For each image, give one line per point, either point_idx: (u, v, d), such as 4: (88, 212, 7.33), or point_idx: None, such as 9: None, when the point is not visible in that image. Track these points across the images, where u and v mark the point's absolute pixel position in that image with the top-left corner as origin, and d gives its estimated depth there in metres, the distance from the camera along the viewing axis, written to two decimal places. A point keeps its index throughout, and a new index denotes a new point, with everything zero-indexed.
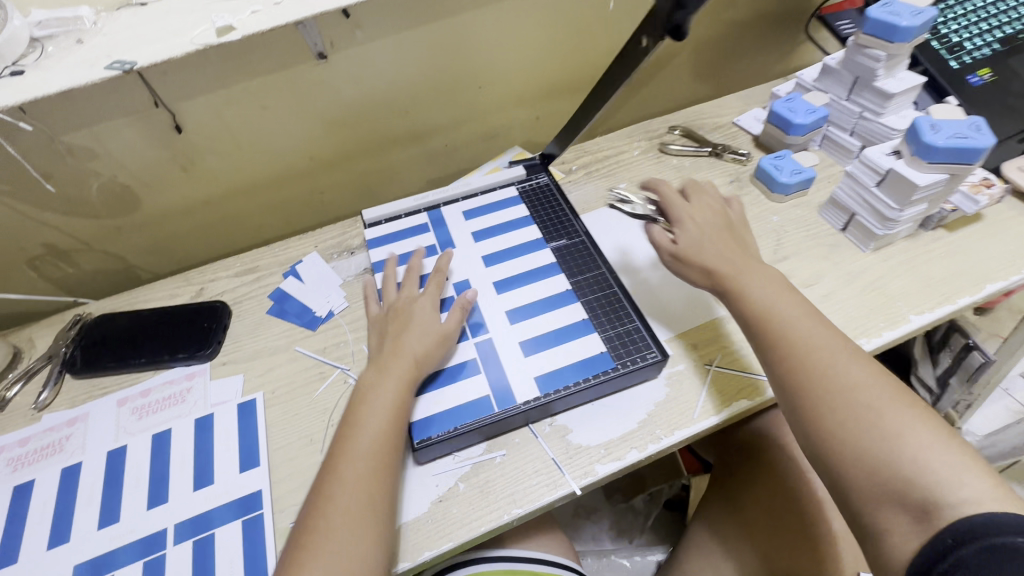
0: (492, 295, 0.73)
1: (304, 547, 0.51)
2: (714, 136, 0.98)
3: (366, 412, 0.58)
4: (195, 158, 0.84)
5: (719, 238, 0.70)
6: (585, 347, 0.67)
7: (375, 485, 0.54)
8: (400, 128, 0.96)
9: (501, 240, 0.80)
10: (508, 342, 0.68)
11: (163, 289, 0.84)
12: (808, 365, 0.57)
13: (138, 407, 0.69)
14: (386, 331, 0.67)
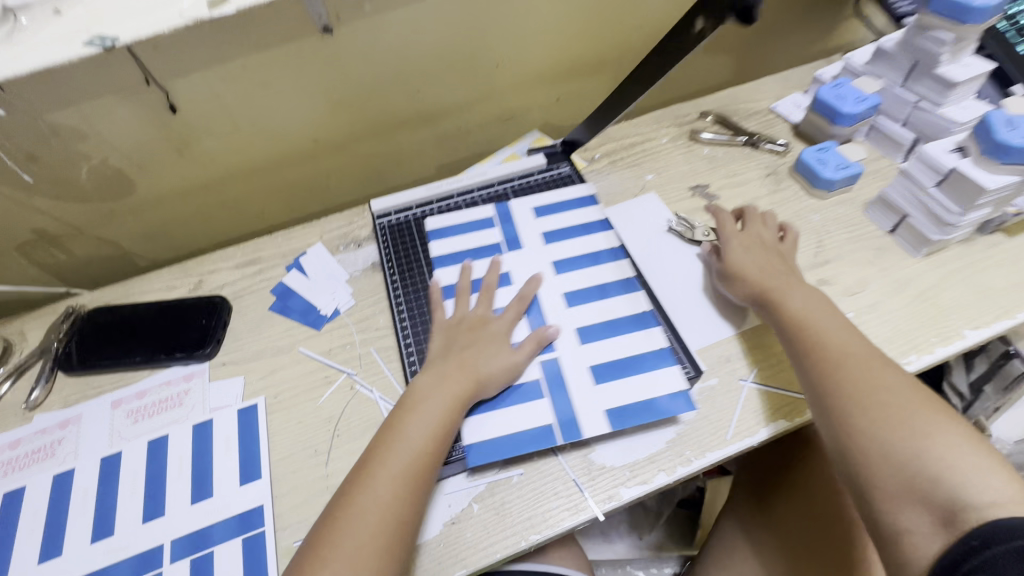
0: (563, 309, 0.67)
1: (318, 558, 0.48)
2: (750, 123, 0.91)
3: (410, 424, 0.55)
4: (191, 140, 0.78)
5: (766, 259, 0.67)
6: (667, 381, 0.61)
7: (404, 507, 0.51)
8: (411, 108, 0.89)
9: (576, 246, 0.74)
10: (575, 365, 0.63)
11: (159, 281, 0.79)
12: (841, 378, 0.53)
13: (134, 411, 0.65)
14: (454, 339, 0.64)
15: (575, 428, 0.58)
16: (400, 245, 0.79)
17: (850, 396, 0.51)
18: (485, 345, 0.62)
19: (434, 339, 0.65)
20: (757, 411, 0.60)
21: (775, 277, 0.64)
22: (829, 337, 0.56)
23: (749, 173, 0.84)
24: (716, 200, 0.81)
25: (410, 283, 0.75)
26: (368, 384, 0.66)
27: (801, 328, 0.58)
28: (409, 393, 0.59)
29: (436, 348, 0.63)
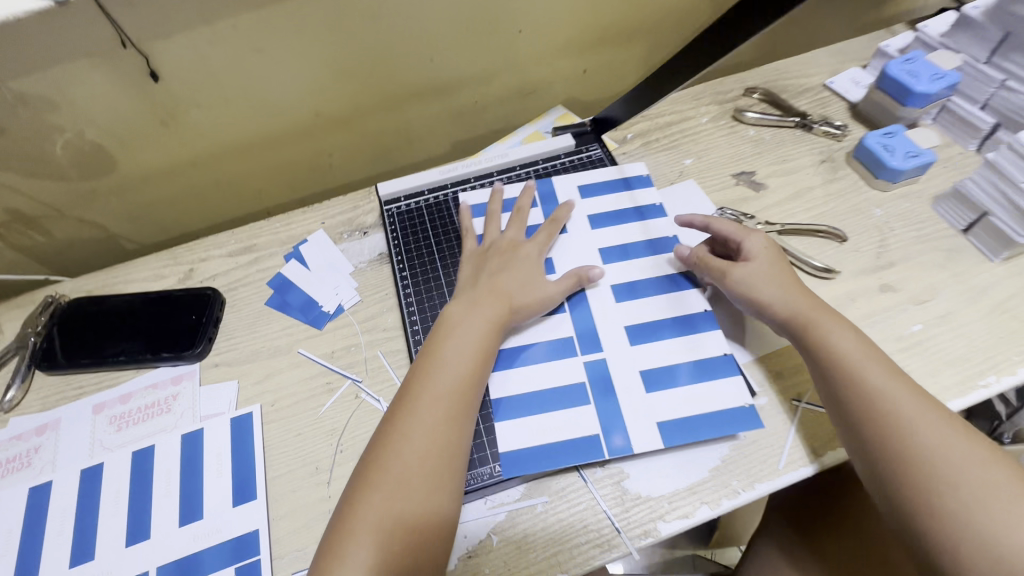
0: (609, 302, 0.62)
1: (368, 487, 0.47)
2: (802, 102, 0.81)
3: (446, 351, 0.55)
4: (177, 112, 0.69)
5: (795, 286, 0.57)
6: (728, 391, 0.55)
7: (450, 432, 0.50)
8: (422, 79, 0.79)
9: (621, 230, 0.68)
10: (622, 368, 0.57)
11: (146, 269, 0.72)
12: (905, 466, 0.46)
13: (117, 417, 0.59)
14: (485, 265, 0.63)
15: (623, 440, 0.53)
16: (411, 234, 0.71)
17: (916, 493, 0.45)
18: (517, 271, 0.62)
19: (463, 267, 0.65)
20: (812, 437, 0.53)
21: (813, 315, 0.54)
22: (876, 404, 0.49)
23: (801, 159, 0.75)
24: (764, 189, 0.72)
25: (423, 277, 0.67)
26: (374, 393, 0.59)
27: (844, 397, 0.50)
28: (441, 321, 0.59)
29: (466, 275, 0.63)
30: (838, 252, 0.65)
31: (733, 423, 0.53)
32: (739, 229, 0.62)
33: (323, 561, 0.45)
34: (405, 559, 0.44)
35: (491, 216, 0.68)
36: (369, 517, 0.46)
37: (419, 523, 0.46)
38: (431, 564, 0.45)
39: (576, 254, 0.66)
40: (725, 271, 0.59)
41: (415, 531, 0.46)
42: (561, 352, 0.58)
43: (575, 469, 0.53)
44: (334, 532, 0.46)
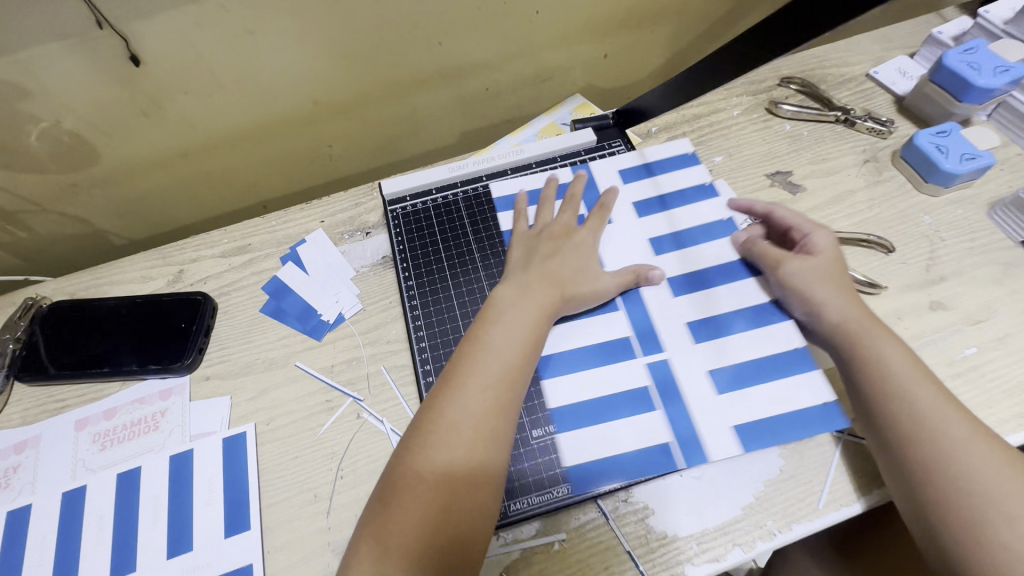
0: (667, 298, 0.59)
1: (410, 470, 0.45)
2: (842, 93, 0.74)
3: (493, 335, 0.52)
4: (163, 100, 0.64)
5: (851, 291, 0.54)
6: (808, 391, 0.52)
7: (496, 425, 0.47)
8: (430, 64, 0.73)
9: (681, 218, 0.65)
10: (689, 370, 0.54)
11: (133, 270, 0.67)
12: (950, 492, 0.42)
13: (102, 434, 0.55)
14: (536, 249, 0.60)
15: (698, 449, 0.50)
16: (417, 238, 0.66)
17: (960, 521, 0.41)
18: (571, 256, 0.59)
19: (513, 249, 0.61)
20: (854, 474, 0.49)
21: (865, 323, 0.51)
22: (925, 426, 0.44)
23: (842, 159, 0.68)
24: (801, 192, 0.66)
25: (429, 286, 0.62)
26: (377, 413, 0.55)
27: (889, 412, 0.46)
28: (488, 302, 0.56)
29: (516, 257, 0.60)
30: (884, 264, 0.60)
31: (811, 424, 0.50)
32: (808, 221, 0.59)
33: (363, 542, 0.43)
34: (446, 548, 0.42)
35: (546, 198, 0.65)
36: (411, 501, 0.44)
37: (462, 512, 0.44)
38: (472, 556, 0.43)
39: (630, 243, 0.63)
40: (780, 261, 0.57)
41: (458, 520, 0.43)
42: (619, 354, 0.56)
43: (593, 500, 0.49)
44: (374, 512, 0.45)
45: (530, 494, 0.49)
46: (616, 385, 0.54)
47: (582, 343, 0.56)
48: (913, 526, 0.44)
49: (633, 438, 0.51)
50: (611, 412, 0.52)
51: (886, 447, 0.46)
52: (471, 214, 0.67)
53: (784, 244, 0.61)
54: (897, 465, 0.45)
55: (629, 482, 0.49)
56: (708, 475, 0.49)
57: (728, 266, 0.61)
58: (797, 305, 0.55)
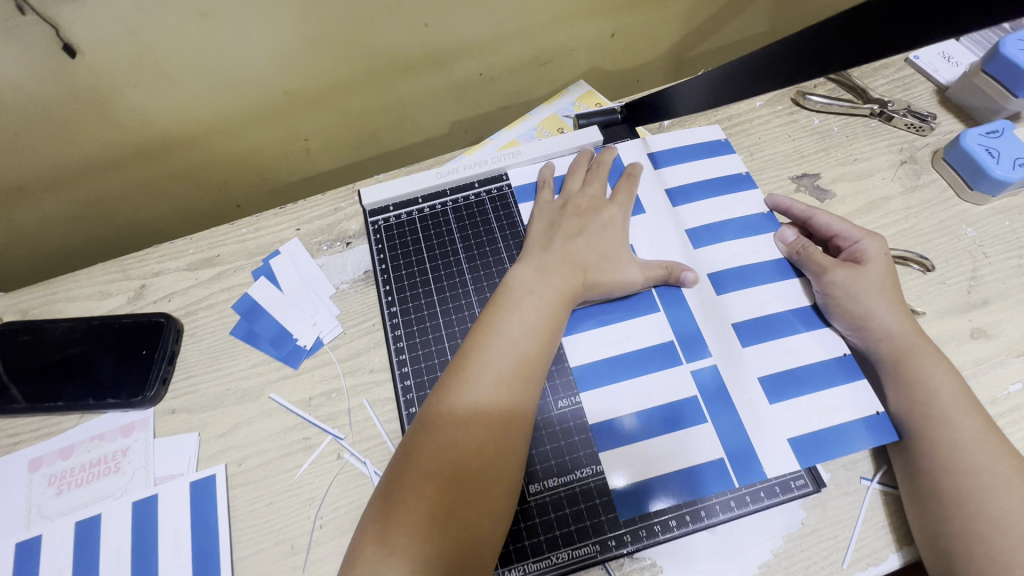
0: (710, 297, 0.53)
1: (415, 469, 0.40)
2: (879, 81, 0.66)
3: (507, 321, 0.46)
4: (109, 94, 0.56)
5: (905, 307, 0.48)
6: (868, 395, 0.48)
7: (510, 424, 0.42)
8: (416, 47, 0.64)
9: (722, 205, 0.58)
10: (740, 374, 0.49)
11: (90, 285, 0.61)
12: (977, 528, 0.38)
13: (58, 476, 0.50)
14: (560, 224, 0.54)
15: (754, 464, 0.46)
16: (401, 255, 0.59)
17: (981, 559, 0.37)
18: (598, 235, 0.53)
19: (534, 220, 0.56)
20: (887, 527, 0.44)
21: (915, 343, 0.46)
22: (962, 457, 0.40)
23: (875, 159, 0.61)
24: (829, 198, 0.59)
25: (415, 313, 0.56)
26: (359, 453, 0.50)
27: (926, 439, 0.42)
28: (501, 288, 0.50)
29: (538, 231, 0.55)
30: (921, 285, 0.53)
31: (872, 432, 0.46)
32: (857, 227, 0.53)
33: (361, 547, 0.38)
34: (455, 553, 0.38)
35: (574, 169, 0.59)
36: (416, 503, 0.39)
37: (472, 515, 0.39)
38: (481, 560, 0.39)
39: (660, 233, 0.57)
40: (825, 269, 0.51)
41: (469, 524, 0.39)
42: (662, 361, 0.50)
43: (597, 562, 0.44)
44: (375, 513, 0.39)
45: (528, 560, 0.44)
46: (627, 405, 0.48)
47: (613, 351, 0.51)
48: (926, 553, 0.41)
49: (673, 457, 0.46)
50: (614, 439, 0.47)
51: (917, 474, 0.42)
52: (461, 227, 0.60)
53: (830, 250, 0.55)
54: (924, 494, 0.41)
55: (636, 543, 0.44)
56: (722, 530, 0.45)
57: (744, 271, 0.54)
58: (838, 316, 0.50)
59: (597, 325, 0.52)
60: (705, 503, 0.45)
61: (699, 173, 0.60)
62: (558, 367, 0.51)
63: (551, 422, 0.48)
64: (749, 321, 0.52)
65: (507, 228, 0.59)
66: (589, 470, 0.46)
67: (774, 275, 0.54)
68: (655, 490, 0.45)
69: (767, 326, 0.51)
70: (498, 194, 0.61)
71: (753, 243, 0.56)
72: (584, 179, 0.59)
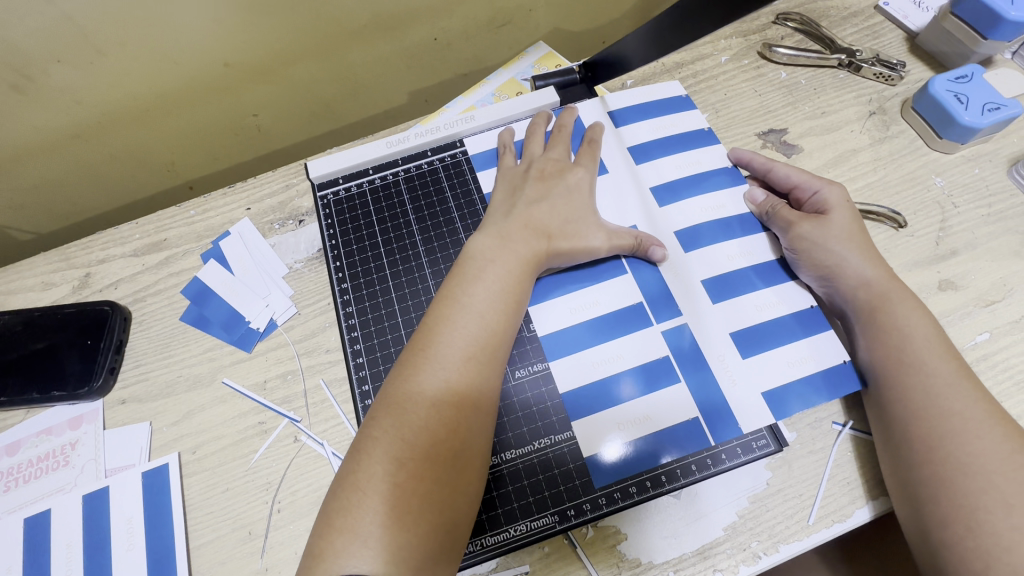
0: (677, 257, 0.51)
1: (384, 456, 0.37)
2: (848, 30, 0.64)
3: (470, 294, 0.44)
4: (31, 72, 0.52)
5: (874, 251, 0.47)
6: (831, 347, 0.47)
7: (479, 401, 0.40)
8: (362, 11, 0.61)
9: (685, 162, 0.56)
10: (707, 333, 0.48)
11: (32, 275, 0.58)
12: (947, 473, 0.37)
13: (5, 473, 0.49)
14: (521, 191, 0.52)
15: (729, 421, 0.45)
16: (353, 230, 0.57)
17: (950, 503, 0.36)
18: (561, 200, 0.51)
19: (495, 188, 0.54)
20: (851, 484, 0.43)
21: (890, 287, 0.45)
22: (935, 402, 0.39)
23: (843, 111, 0.59)
24: (796, 153, 0.57)
25: (367, 288, 0.54)
26: (316, 435, 0.49)
27: (899, 385, 0.41)
28: (461, 259, 0.47)
29: (498, 199, 0.53)
30: (889, 239, 0.52)
31: (839, 382, 0.46)
32: (816, 177, 0.51)
33: (328, 540, 0.35)
34: (431, 539, 0.35)
35: (532, 131, 0.57)
36: (388, 492, 0.36)
37: (447, 501, 0.37)
38: (457, 543, 0.37)
39: (624, 196, 0.55)
40: (791, 223, 0.50)
41: (444, 509, 0.36)
42: (629, 324, 0.49)
43: (563, 532, 0.43)
44: (338, 504, 0.36)
45: (485, 534, 0.43)
46: (597, 370, 0.47)
47: (582, 316, 0.49)
48: (899, 504, 0.40)
49: (648, 420, 0.45)
50: (583, 408, 0.46)
51: (890, 422, 0.41)
52: (414, 198, 0.58)
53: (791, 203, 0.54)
54: (896, 442, 0.40)
55: (602, 509, 0.43)
56: (686, 494, 0.44)
57: (711, 227, 0.53)
58: (807, 268, 0.48)
59: (564, 290, 0.50)
60: (678, 462, 0.44)
61: (660, 130, 0.58)
62: (525, 335, 0.49)
63: (512, 395, 0.47)
64: (714, 278, 0.50)
65: (462, 198, 0.57)
66: (545, 441, 0.45)
67: (740, 231, 0.53)
68: (636, 457, 0.44)
69: (731, 282, 0.50)
70: (452, 162, 0.59)
71: (719, 200, 0.54)
72: (545, 143, 0.56)
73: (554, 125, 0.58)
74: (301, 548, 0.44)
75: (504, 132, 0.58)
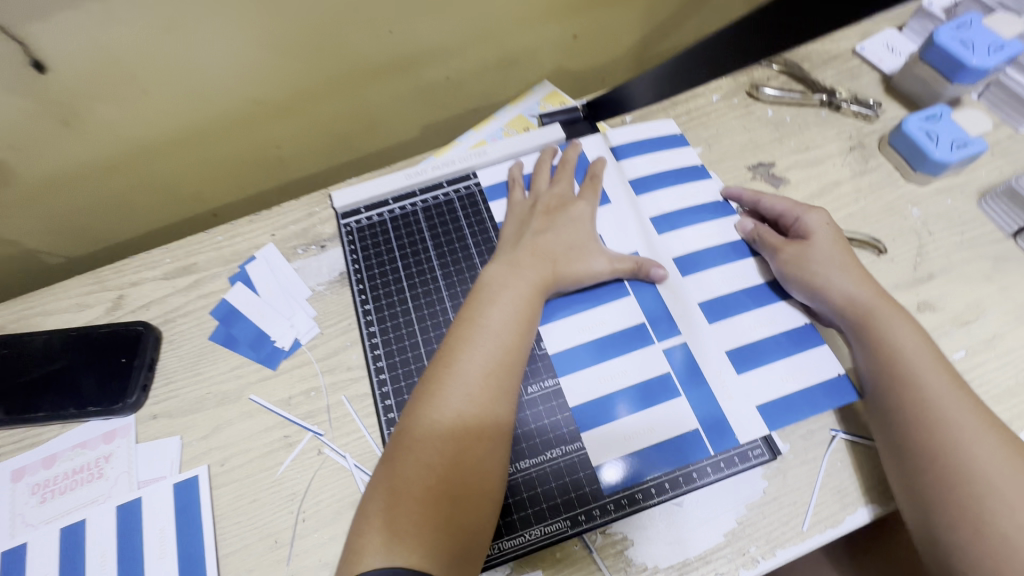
0: (676, 280, 0.55)
1: (417, 463, 0.40)
2: (829, 72, 0.69)
3: (489, 315, 0.48)
4: (77, 109, 0.57)
5: (860, 272, 0.51)
6: (820, 363, 0.51)
7: (501, 413, 0.43)
8: (381, 54, 0.67)
9: (682, 192, 0.61)
10: (707, 350, 0.52)
11: (66, 297, 0.61)
12: (953, 478, 0.40)
13: (41, 485, 0.51)
14: (531, 221, 0.56)
15: (727, 432, 0.48)
16: (374, 255, 0.61)
17: (960, 508, 0.39)
18: (567, 228, 0.55)
19: (507, 217, 0.58)
20: (843, 493, 0.46)
21: (877, 304, 0.48)
22: (933, 410, 0.43)
23: (826, 146, 0.64)
24: (783, 185, 0.62)
25: (388, 309, 0.57)
26: (339, 448, 0.52)
27: (898, 395, 0.44)
28: (478, 283, 0.51)
29: (510, 228, 0.57)
30: (871, 264, 0.56)
31: (828, 396, 0.49)
32: (798, 205, 0.56)
33: (367, 540, 0.38)
34: (460, 539, 0.38)
35: (540, 165, 0.62)
36: (422, 496, 0.39)
37: (474, 504, 0.40)
38: (481, 545, 0.39)
39: (626, 224, 0.59)
40: (777, 247, 0.54)
41: (472, 511, 0.39)
42: (633, 342, 0.52)
43: (574, 536, 0.45)
44: (375, 507, 0.39)
45: (502, 539, 0.45)
46: (605, 386, 0.50)
47: (590, 335, 0.53)
48: (906, 506, 0.42)
49: (652, 431, 0.48)
50: (592, 420, 0.49)
51: (893, 430, 0.44)
52: (431, 225, 0.62)
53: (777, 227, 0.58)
54: (899, 449, 0.43)
55: (610, 516, 0.46)
56: (689, 501, 0.46)
57: (708, 252, 0.57)
58: (798, 288, 0.52)
59: (572, 311, 0.54)
60: (682, 470, 0.47)
61: (658, 163, 0.63)
62: (537, 353, 0.52)
63: (526, 408, 0.50)
64: (710, 300, 0.54)
65: (476, 226, 0.61)
66: (557, 451, 0.48)
67: (735, 255, 0.57)
68: (643, 466, 0.47)
69: (726, 304, 0.54)
70: (466, 192, 0.63)
71: (715, 227, 0.58)
72: (552, 176, 0.61)
73: (561, 159, 0.63)
74: (326, 555, 0.47)
75: (514, 166, 0.63)
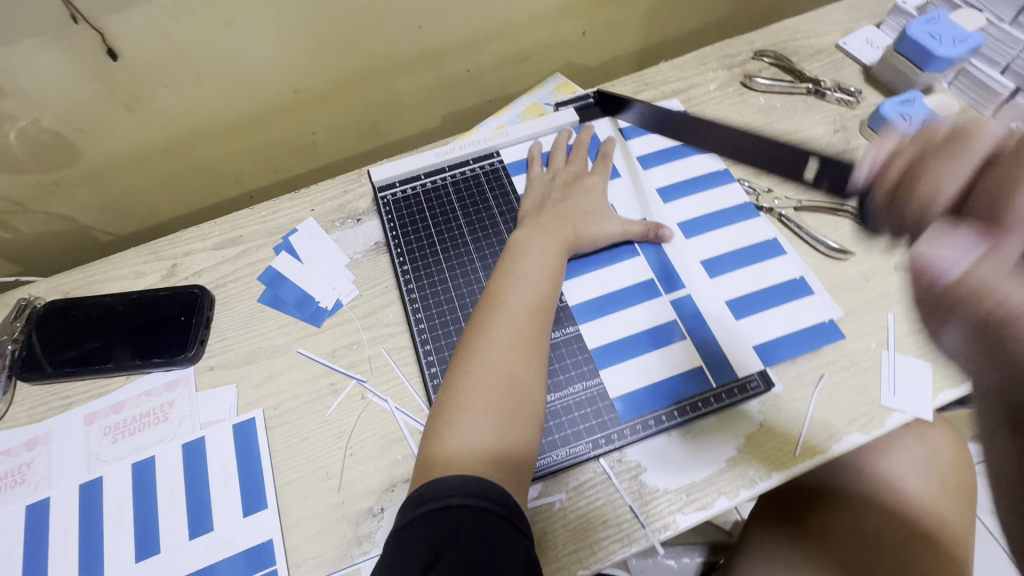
0: (681, 242, 0.62)
1: (477, 384, 0.46)
2: (814, 65, 0.77)
3: (527, 266, 0.54)
4: (141, 94, 0.63)
5: None
6: (810, 311, 0.58)
7: (543, 346, 0.50)
8: (410, 47, 0.73)
9: (685, 166, 0.68)
10: (709, 301, 0.58)
11: (125, 266, 0.67)
12: None
13: (112, 427, 0.57)
14: (552, 191, 0.63)
15: (727, 367, 0.55)
16: (409, 223, 0.67)
17: None
18: (586, 196, 0.62)
19: (530, 188, 0.65)
20: (831, 423, 0.52)
21: None
22: None
23: (812, 129, 0.71)
24: None
25: (423, 270, 0.64)
26: (381, 392, 0.57)
27: None
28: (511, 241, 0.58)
29: (533, 197, 0.64)
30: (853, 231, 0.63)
31: (815, 338, 0.56)
32: None
33: (438, 446, 0.44)
34: (518, 445, 0.45)
35: (557, 145, 0.68)
36: (484, 410, 0.45)
37: (526, 419, 0.46)
38: (531, 454, 0.46)
39: (634, 194, 0.66)
40: None
41: (525, 423, 0.46)
42: (643, 295, 0.59)
43: (593, 459, 0.51)
44: (443, 421, 0.45)
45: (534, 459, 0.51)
46: (619, 331, 0.57)
47: (604, 289, 0.59)
48: None
49: (662, 369, 0.55)
50: (609, 360, 0.55)
51: None
52: (460, 198, 0.68)
53: None
54: None
55: (625, 441, 0.52)
56: (696, 429, 0.52)
57: (710, 217, 0.64)
58: None
59: (588, 269, 0.60)
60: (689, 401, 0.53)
61: (663, 142, 0.70)
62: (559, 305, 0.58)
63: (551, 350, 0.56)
64: (712, 258, 0.61)
65: (501, 198, 0.68)
66: (579, 387, 0.54)
67: (734, 219, 0.64)
68: (654, 401, 0.53)
69: (726, 262, 0.60)
70: (491, 169, 0.70)
71: (715, 196, 0.65)
72: (567, 154, 0.68)
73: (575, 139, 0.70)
74: (373, 483, 0.53)
75: (534, 145, 0.70)
